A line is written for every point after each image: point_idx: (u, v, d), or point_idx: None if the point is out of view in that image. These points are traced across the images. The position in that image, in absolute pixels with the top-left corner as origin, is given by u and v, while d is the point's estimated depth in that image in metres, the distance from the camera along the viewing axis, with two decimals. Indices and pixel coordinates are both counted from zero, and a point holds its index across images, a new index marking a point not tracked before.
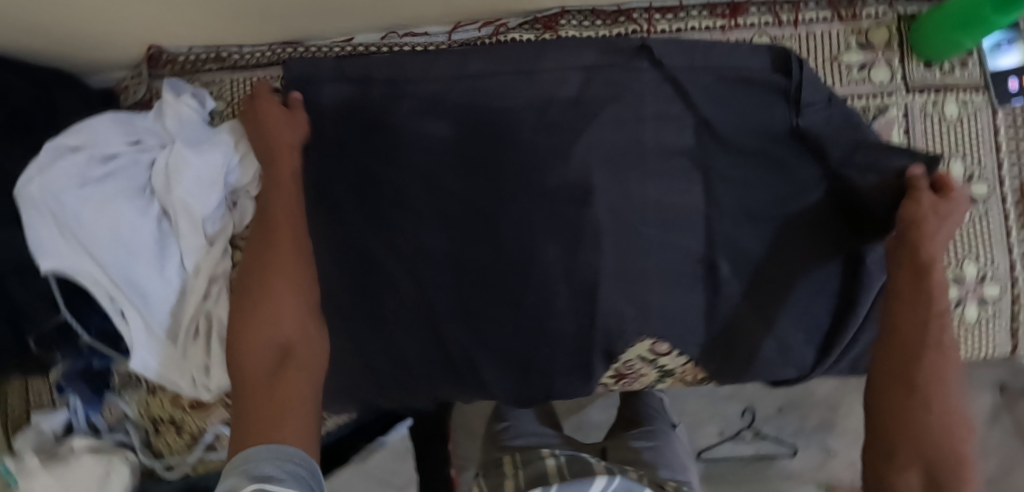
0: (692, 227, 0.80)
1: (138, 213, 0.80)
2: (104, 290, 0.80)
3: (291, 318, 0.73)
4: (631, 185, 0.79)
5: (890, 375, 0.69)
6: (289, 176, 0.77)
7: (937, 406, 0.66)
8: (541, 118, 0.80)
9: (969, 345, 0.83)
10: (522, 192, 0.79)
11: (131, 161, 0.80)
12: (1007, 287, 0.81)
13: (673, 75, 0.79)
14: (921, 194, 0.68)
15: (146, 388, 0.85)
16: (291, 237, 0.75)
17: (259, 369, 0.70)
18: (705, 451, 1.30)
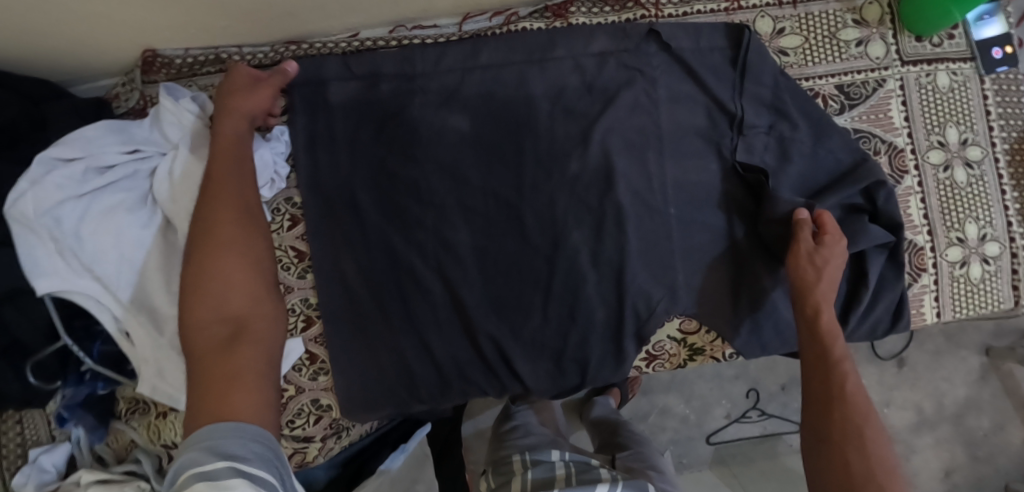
0: (713, 205, 0.81)
1: (141, 225, 0.76)
2: (108, 308, 0.74)
3: (240, 291, 0.66)
4: (651, 166, 0.80)
5: (817, 398, 0.68)
6: (230, 140, 0.72)
7: (863, 410, 0.65)
8: (557, 106, 0.80)
9: (977, 303, 0.86)
10: (545, 180, 0.78)
11: (130, 171, 0.76)
12: (1006, 244, 0.86)
13: (686, 58, 0.80)
14: (802, 243, 0.73)
15: (153, 412, 0.80)
16: (235, 207, 0.69)
17: (211, 341, 0.62)
18: (714, 435, 1.31)
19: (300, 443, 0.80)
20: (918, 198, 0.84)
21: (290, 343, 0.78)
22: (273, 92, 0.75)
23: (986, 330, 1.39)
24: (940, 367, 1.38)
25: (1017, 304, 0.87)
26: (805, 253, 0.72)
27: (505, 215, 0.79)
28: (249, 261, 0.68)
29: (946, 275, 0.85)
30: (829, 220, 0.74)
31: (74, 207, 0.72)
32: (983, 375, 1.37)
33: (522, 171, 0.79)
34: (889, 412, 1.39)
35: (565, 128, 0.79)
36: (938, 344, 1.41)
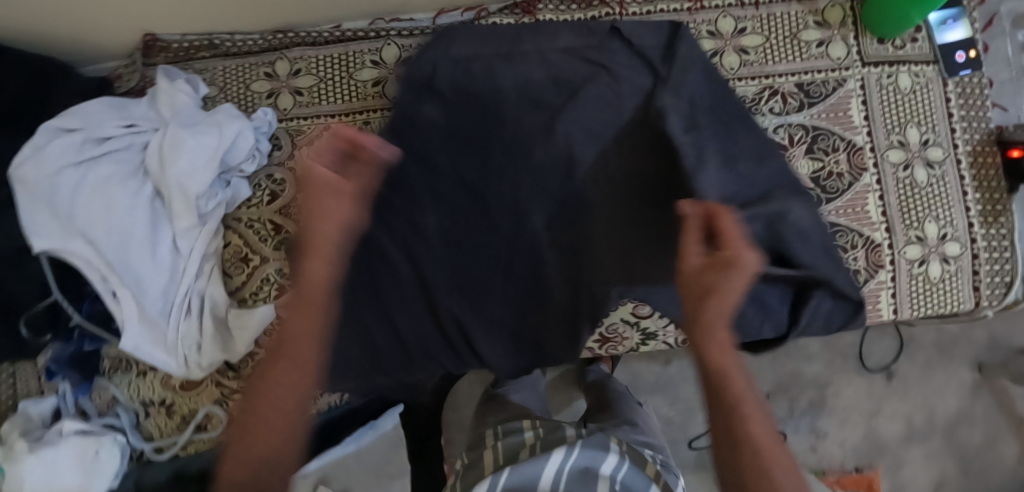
0: (673, 192, 0.82)
1: (132, 194, 0.81)
2: (97, 270, 0.81)
3: (288, 393, 0.56)
4: (611, 156, 0.83)
5: (726, 458, 0.59)
6: (336, 223, 0.58)
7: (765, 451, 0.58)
8: (523, 95, 0.84)
9: (936, 302, 0.87)
10: (507, 166, 0.82)
11: (125, 144, 0.82)
12: (966, 245, 0.87)
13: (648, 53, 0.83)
14: (687, 260, 0.59)
15: (135, 371, 0.86)
16: (324, 296, 0.59)
17: (240, 461, 0.55)
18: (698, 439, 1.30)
19: None
20: (876, 196, 0.86)
21: (263, 309, 0.83)
22: (368, 149, 0.59)
23: (979, 344, 1.37)
24: (931, 380, 1.37)
25: (977, 305, 0.87)
26: (692, 273, 0.59)
27: (469, 198, 0.83)
28: (308, 315, 0.58)
29: (904, 273, 0.86)
30: (726, 222, 0.58)
31: (69, 174, 0.79)
32: (976, 389, 1.36)
33: (487, 158, 0.83)
34: (878, 424, 1.37)
35: (528, 116, 0.83)
36: (930, 355, 1.38)
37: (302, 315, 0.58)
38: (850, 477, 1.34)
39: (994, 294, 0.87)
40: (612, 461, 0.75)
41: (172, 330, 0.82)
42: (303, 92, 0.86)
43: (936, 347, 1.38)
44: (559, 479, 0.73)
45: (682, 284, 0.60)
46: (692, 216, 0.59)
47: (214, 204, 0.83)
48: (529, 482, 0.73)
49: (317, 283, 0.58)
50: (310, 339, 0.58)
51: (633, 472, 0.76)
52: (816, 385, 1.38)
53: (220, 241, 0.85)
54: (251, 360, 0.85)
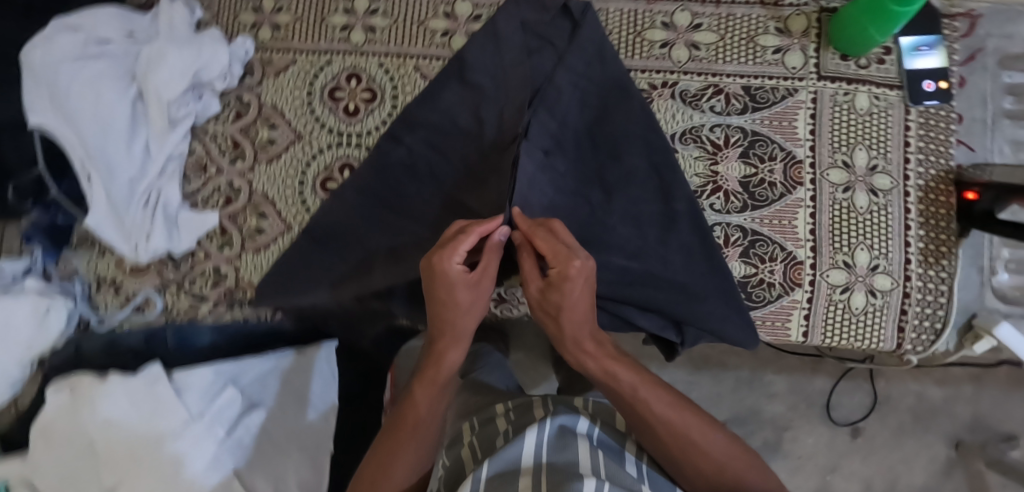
0: (587, 190, 0.81)
1: (118, 92, 0.91)
2: (77, 153, 0.89)
3: (405, 456, 0.73)
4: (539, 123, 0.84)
5: (647, 436, 0.71)
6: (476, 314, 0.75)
7: (705, 446, 0.70)
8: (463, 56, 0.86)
9: (856, 335, 0.83)
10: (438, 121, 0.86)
11: (123, 49, 0.93)
12: (899, 281, 0.82)
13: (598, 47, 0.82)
14: (530, 284, 0.71)
15: (97, 249, 0.97)
16: (432, 382, 0.77)
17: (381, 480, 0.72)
18: None
19: (197, 299, 0.93)
20: (808, 212, 0.83)
21: (207, 214, 0.92)
22: (545, 242, 0.69)
23: (962, 421, 1.18)
24: (898, 448, 1.19)
25: (900, 346, 0.83)
26: (536, 292, 0.71)
27: (400, 148, 0.86)
28: (439, 392, 0.77)
29: (823, 297, 0.82)
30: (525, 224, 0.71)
31: (69, 67, 0.88)
32: (948, 470, 1.18)
33: (421, 121, 0.86)
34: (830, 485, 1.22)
35: (470, 75, 0.85)
36: (903, 421, 1.19)
37: (425, 388, 0.77)
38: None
39: (919, 338, 0.82)
40: (586, 423, 0.72)
41: (130, 218, 0.91)
42: (280, 26, 0.94)
43: (912, 414, 1.19)
44: (541, 450, 0.64)
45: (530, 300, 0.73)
46: (542, 240, 0.69)
47: (187, 112, 0.91)
48: (512, 465, 0.63)
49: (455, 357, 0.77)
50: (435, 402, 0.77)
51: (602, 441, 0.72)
52: (774, 426, 1.20)
53: (186, 147, 0.94)
54: (191, 258, 0.93)
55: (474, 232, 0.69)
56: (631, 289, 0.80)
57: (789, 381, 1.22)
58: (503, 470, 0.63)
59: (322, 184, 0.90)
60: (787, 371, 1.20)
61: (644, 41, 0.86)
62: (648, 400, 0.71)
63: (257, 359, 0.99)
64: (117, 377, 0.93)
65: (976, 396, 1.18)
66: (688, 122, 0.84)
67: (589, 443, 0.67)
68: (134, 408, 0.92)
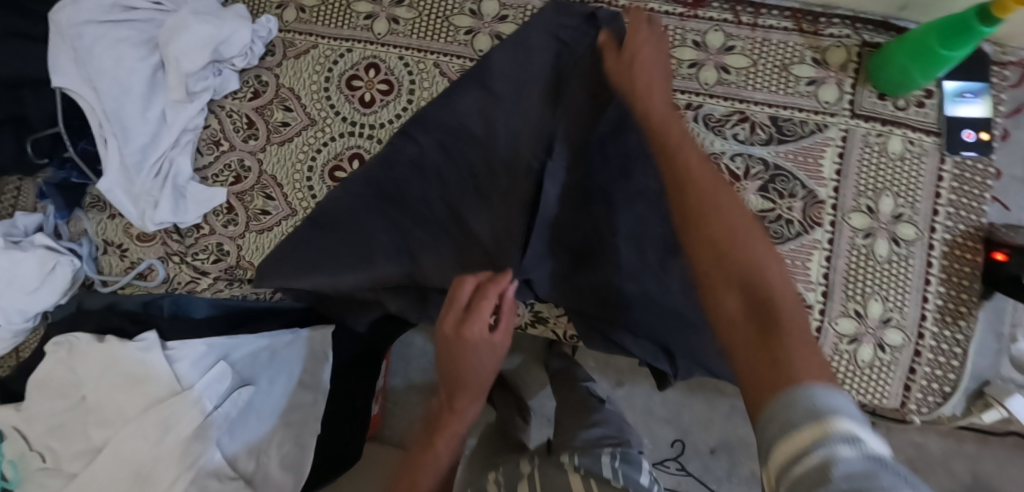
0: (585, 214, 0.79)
1: (138, 59, 0.90)
2: (96, 117, 0.91)
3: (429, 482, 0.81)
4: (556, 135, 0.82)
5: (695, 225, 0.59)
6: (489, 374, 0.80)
7: (766, 266, 0.56)
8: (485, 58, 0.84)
9: (858, 389, 0.79)
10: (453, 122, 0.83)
11: (148, 17, 0.92)
12: (911, 338, 0.78)
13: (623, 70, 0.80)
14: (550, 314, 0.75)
15: (107, 213, 0.98)
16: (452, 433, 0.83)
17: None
18: None
19: (198, 274, 0.95)
20: (824, 254, 0.79)
21: (215, 190, 0.92)
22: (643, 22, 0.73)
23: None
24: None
25: (903, 405, 0.79)
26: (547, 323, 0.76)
27: (412, 145, 0.84)
28: (454, 438, 0.83)
29: (829, 346, 0.79)
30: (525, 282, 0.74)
31: (94, 30, 0.89)
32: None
33: (434, 121, 0.84)
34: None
35: (493, 75, 0.83)
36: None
37: (447, 439, 0.83)
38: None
39: (925, 400, 0.79)
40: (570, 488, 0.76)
41: (140, 185, 0.92)
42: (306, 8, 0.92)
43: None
44: None
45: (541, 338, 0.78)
46: (646, 54, 0.71)
47: (203, 87, 0.90)
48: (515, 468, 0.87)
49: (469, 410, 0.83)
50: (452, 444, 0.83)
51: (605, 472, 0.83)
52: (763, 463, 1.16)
53: (201, 121, 0.93)
54: (196, 231, 0.94)
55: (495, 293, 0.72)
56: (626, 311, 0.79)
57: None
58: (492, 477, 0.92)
59: (331, 171, 0.89)
60: None
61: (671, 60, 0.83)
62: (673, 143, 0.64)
63: (250, 335, 0.98)
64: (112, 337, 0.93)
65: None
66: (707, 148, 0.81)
67: None
68: (127, 369, 0.93)
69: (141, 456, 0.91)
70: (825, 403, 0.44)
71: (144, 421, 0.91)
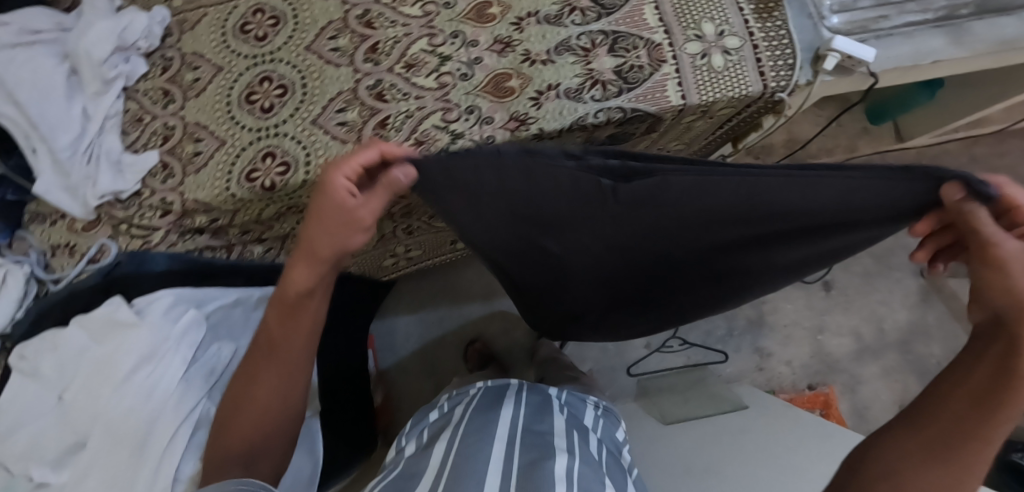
0: (700, 237, 0.68)
1: (55, 66, 1.02)
2: (21, 129, 1.00)
3: (281, 393, 0.79)
4: (709, 227, 0.66)
5: (906, 443, 0.64)
6: (328, 251, 0.69)
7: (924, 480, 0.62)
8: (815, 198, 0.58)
9: (725, 88, 0.95)
10: (572, 230, 0.71)
11: (54, 36, 1.04)
12: (745, 38, 0.97)
13: (888, 180, 0.54)
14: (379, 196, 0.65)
15: (48, 222, 1.03)
16: (306, 340, 0.78)
17: (255, 399, 0.78)
18: (637, 364, 1.64)
19: (148, 231, 1.00)
20: (653, 7, 0.98)
21: (148, 152, 1.01)
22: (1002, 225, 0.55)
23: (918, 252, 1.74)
24: (875, 292, 1.70)
25: (766, 86, 0.95)
26: (390, 184, 0.63)
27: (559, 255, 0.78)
28: (298, 325, 0.77)
29: (688, 64, 0.95)
30: (399, 174, 0.62)
31: (7, 53, 1.01)
32: (926, 296, 1.69)
33: (578, 236, 0.72)
34: (824, 339, 1.67)
35: (693, 212, 0.62)
36: (867, 266, 1.72)
37: (300, 337, 0.78)
38: (807, 397, 1.61)
39: (779, 76, 0.96)
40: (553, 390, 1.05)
41: (75, 171, 1.00)
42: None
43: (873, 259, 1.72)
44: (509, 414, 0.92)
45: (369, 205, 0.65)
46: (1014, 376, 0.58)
47: (116, 72, 1.03)
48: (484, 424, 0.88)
49: (292, 294, 0.73)
50: (294, 357, 0.78)
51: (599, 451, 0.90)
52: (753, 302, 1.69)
53: (122, 107, 1.05)
54: (138, 197, 1.00)
55: (378, 148, 0.62)
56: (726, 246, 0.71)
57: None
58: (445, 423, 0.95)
59: (246, 98, 1.01)
60: None
61: None
62: (958, 419, 0.61)
63: (219, 292, 1.04)
64: (79, 318, 0.94)
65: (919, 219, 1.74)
66: None
67: (560, 418, 0.94)
68: (95, 346, 0.93)
69: (134, 415, 0.89)
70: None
71: (131, 381, 0.91)
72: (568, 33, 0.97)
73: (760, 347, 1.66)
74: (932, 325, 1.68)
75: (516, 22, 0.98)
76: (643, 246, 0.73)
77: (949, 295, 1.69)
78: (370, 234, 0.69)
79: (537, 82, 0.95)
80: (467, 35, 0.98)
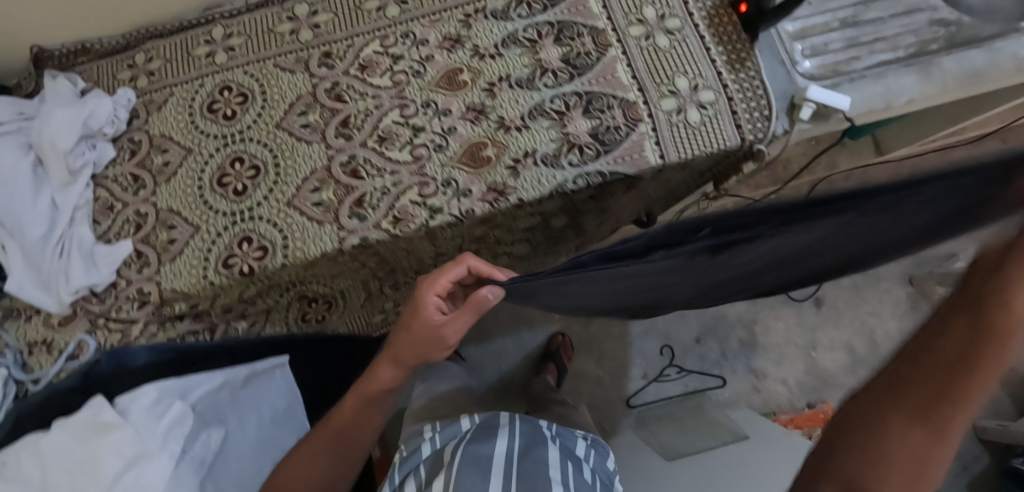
0: (754, 273, 0.68)
1: (19, 158, 0.99)
2: None
3: (323, 465, 0.86)
4: (807, 258, 0.60)
5: (893, 434, 0.49)
6: (411, 356, 0.86)
7: (903, 456, 0.49)
8: (876, 240, 0.55)
9: (702, 144, 0.94)
10: (663, 278, 0.68)
11: (17, 127, 1.02)
12: (720, 91, 0.96)
13: (948, 224, 0.50)
14: (463, 316, 0.81)
15: (23, 318, 1.00)
16: (372, 420, 0.89)
17: (298, 466, 0.86)
18: (635, 394, 1.59)
19: (126, 323, 0.99)
20: (625, 64, 0.97)
21: (120, 243, 0.99)
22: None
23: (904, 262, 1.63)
24: (863, 303, 1.63)
25: (743, 139, 0.94)
26: (472, 303, 0.79)
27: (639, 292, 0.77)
28: (370, 408, 0.88)
29: (664, 121, 0.94)
30: (483, 292, 0.77)
31: None
32: (912, 303, 1.62)
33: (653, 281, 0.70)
34: (817, 354, 1.61)
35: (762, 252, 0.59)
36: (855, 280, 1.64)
37: (363, 417, 0.88)
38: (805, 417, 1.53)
39: (756, 128, 0.94)
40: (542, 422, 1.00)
41: (46, 266, 0.97)
42: (149, 50, 1.07)
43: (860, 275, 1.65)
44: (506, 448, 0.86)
45: (453, 327, 0.82)
46: (1008, 351, 0.46)
47: (83, 161, 1.00)
48: (482, 457, 0.82)
49: (373, 384, 0.88)
50: (355, 433, 0.88)
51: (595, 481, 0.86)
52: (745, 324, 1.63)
53: (91, 195, 1.02)
54: (114, 289, 0.99)
55: (466, 265, 0.80)
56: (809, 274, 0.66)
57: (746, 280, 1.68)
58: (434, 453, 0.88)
59: (219, 181, 0.99)
60: None
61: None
62: (938, 391, 0.48)
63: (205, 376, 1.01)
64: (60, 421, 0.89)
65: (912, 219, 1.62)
66: (504, 33, 0.99)
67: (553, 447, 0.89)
68: (74, 446, 0.87)
69: None
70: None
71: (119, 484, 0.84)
72: (541, 97, 0.96)
73: (754, 368, 1.60)
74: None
75: (488, 89, 0.97)
76: (726, 279, 0.70)
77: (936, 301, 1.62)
78: (447, 350, 0.86)
79: (513, 150, 0.94)
80: (439, 104, 0.97)
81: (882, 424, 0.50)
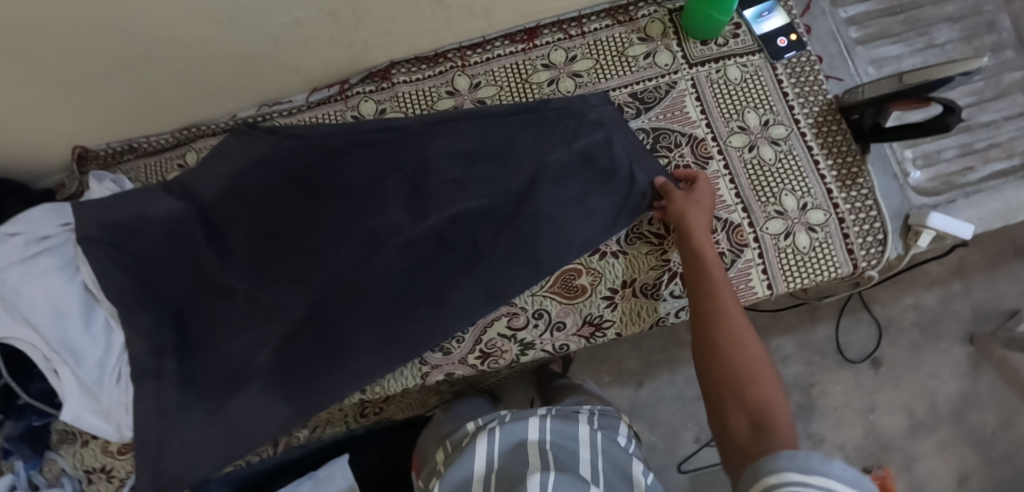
0: (550, 252, 0.86)
1: (67, 281, 0.90)
2: (39, 353, 0.87)
3: None
4: (488, 238, 0.87)
5: (712, 383, 0.69)
6: None
7: (752, 353, 0.69)
8: (463, 167, 0.90)
9: (813, 272, 0.87)
10: (422, 244, 0.88)
11: (63, 240, 0.93)
12: (830, 211, 0.88)
13: (238, 199, 0.91)
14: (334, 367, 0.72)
15: (80, 441, 0.95)
16: None
17: None
18: (685, 462, 1.24)
19: None
20: (727, 179, 0.89)
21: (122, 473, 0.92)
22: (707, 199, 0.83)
23: (965, 316, 1.24)
24: (922, 364, 1.23)
25: (856, 267, 0.87)
26: None
27: (440, 248, 0.88)
28: None
29: (771, 247, 0.87)
30: None
31: (15, 271, 0.88)
32: (975, 367, 1.22)
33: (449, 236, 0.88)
34: (876, 419, 1.22)
35: (497, 253, 0.86)
36: (914, 338, 1.25)
37: None
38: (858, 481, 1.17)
39: (869, 254, 0.87)
40: (535, 425, 0.75)
41: (104, 395, 0.89)
42: (200, 149, 0.98)
43: (919, 328, 1.25)
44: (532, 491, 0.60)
45: None
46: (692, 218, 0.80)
47: None
48: (463, 485, 0.68)
49: None
50: None
51: (610, 462, 0.73)
52: (799, 387, 1.24)
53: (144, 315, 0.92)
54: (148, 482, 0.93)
55: None
56: (504, 230, 0.87)
57: (793, 340, 1.26)
58: (457, 486, 0.68)
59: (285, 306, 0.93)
60: (789, 329, 1.25)
61: (518, 89, 0.95)
62: (733, 359, 0.69)
63: None
64: None
65: (967, 291, 1.25)
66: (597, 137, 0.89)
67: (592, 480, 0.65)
68: None
69: None
70: (815, 463, 0.54)
71: None
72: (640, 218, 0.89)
73: (811, 433, 1.23)
74: (987, 395, 1.22)
75: None
76: (509, 244, 0.87)
77: (1004, 361, 1.22)
78: None
79: (608, 281, 0.88)
80: None
81: (721, 347, 0.70)
